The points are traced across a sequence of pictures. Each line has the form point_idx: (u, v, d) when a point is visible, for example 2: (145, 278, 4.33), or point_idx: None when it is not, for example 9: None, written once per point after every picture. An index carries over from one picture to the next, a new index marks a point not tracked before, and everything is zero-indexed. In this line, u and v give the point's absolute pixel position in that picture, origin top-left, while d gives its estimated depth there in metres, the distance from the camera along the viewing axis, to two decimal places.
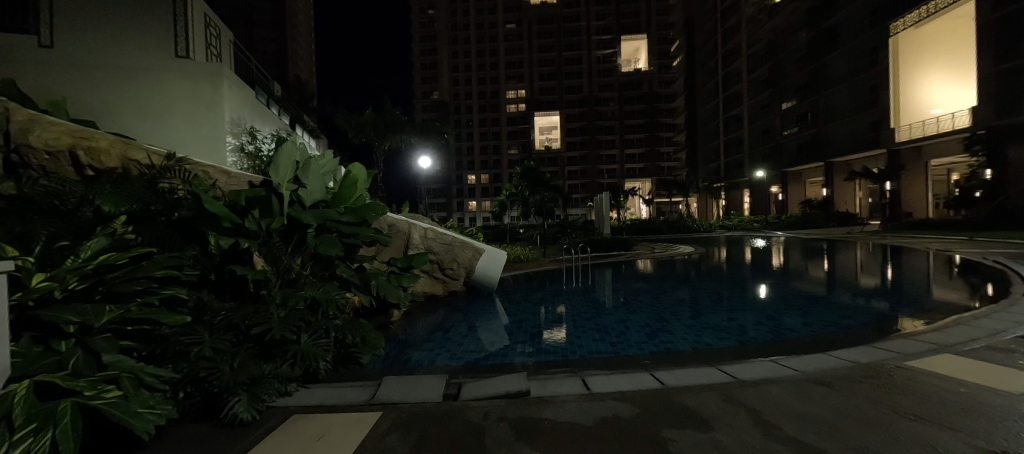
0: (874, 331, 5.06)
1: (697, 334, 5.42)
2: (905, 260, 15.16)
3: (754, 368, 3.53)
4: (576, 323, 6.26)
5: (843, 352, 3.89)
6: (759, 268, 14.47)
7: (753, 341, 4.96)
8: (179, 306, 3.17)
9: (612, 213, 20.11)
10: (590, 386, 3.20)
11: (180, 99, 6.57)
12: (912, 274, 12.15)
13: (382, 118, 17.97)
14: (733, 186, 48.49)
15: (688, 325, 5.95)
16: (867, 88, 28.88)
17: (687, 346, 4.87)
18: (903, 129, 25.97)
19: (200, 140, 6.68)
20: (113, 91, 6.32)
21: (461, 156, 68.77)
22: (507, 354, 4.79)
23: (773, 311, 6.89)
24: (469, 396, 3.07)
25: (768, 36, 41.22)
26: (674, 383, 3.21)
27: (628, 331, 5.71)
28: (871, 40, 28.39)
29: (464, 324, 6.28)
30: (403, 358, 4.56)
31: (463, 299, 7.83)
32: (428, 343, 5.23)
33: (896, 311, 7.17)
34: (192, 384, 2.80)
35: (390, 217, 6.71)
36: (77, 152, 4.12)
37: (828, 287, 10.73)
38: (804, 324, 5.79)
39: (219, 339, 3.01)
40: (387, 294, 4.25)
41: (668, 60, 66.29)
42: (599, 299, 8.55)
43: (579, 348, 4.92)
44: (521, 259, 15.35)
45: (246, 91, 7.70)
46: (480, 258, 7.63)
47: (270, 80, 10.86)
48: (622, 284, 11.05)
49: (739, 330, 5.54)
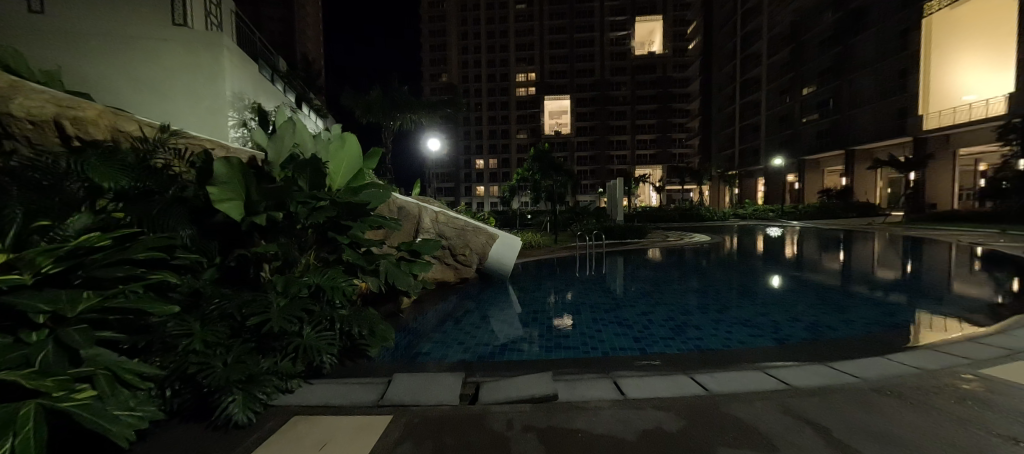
0: (924, 333, 4.62)
1: (728, 331, 5.02)
2: (926, 252, 14.65)
3: (807, 372, 3.14)
4: (595, 315, 5.87)
5: (899, 355, 3.53)
6: (771, 257, 14.07)
7: (794, 341, 4.55)
8: (170, 292, 2.84)
9: (624, 200, 19.62)
10: (624, 390, 2.84)
11: (178, 72, 6.15)
12: (933, 266, 11.71)
13: (391, 97, 17.50)
14: (747, 174, 47.32)
15: (715, 320, 5.53)
16: (896, 72, 27.63)
17: (720, 344, 4.47)
18: (933, 116, 24.85)
19: (199, 115, 6.29)
20: (110, 60, 5.96)
21: (470, 140, 67.99)
22: (525, 347, 4.48)
23: (806, 304, 6.45)
24: (489, 399, 2.74)
25: (791, 18, 39.47)
26: (721, 388, 2.85)
27: (651, 325, 5.32)
28: (903, 22, 26.96)
29: (477, 313, 5.96)
30: (415, 352, 4.23)
31: (475, 286, 7.47)
32: (440, 334, 4.92)
33: (929, 307, 6.77)
34: (181, 381, 2.45)
35: (399, 200, 6.27)
36: (63, 122, 3.76)
37: (847, 277, 10.35)
38: (843, 322, 5.37)
39: (213, 330, 2.65)
40: (394, 280, 3.91)
41: (684, 42, 64.22)
42: (612, 288, 8.23)
43: (601, 344, 4.52)
44: (530, 245, 14.99)
45: (248, 63, 7.25)
46: (493, 244, 7.16)
47: (275, 55, 10.42)
48: (635, 272, 10.79)
49: (775, 329, 5.09)
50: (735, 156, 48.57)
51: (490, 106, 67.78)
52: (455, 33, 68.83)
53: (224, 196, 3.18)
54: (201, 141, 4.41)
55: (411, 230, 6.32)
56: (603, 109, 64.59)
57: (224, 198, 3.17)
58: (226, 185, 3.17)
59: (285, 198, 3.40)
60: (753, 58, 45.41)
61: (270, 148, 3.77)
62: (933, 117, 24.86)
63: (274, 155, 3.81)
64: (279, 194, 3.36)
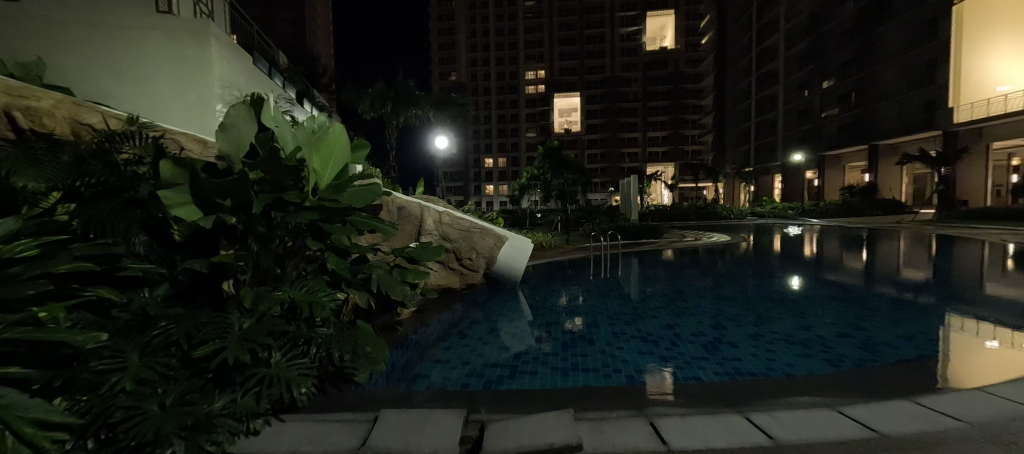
0: (999, 351, 3.98)
1: (770, 350, 4.38)
2: (955, 250, 13.83)
3: (892, 413, 2.53)
4: (614, 327, 5.28)
5: (999, 389, 2.88)
6: (790, 256, 13.37)
7: (851, 364, 3.90)
8: (113, 313, 2.33)
9: (638, 198, 18.89)
10: (667, 438, 2.27)
11: (164, 62, 5.67)
12: (966, 265, 10.96)
13: (396, 92, 16.97)
14: (763, 171, 45.98)
15: (753, 335, 4.87)
16: (925, 63, 26.32)
17: (767, 369, 3.82)
18: (964, 108, 23.65)
19: (187, 110, 5.80)
20: (89, 49, 5.47)
21: (479, 139, 67.73)
22: (538, 367, 3.91)
23: (850, 313, 5.80)
24: (496, 449, 2.17)
25: (810, 8, 37.96)
26: (789, 436, 2.26)
27: (679, 341, 4.70)
28: (931, 10, 25.66)
29: (484, 324, 5.42)
30: (412, 374, 3.71)
31: (482, 292, 6.96)
32: (443, 351, 4.39)
33: (978, 312, 6.12)
34: (107, 429, 1.93)
35: (399, 199, 5.74)
36: (14, 114, 3.24)
37: (877, 276, 9.68)
38: (897, 336, 4.72)
39: (156, 362, 2.12)
40: (388, 290, 3.38)
41: (696, 37, 62.76)
42: (628, 293, 7.66)
43: (625, 365, 3.93)
44: (541, 245, 14.44)
45: (241, 54, 6.78)
46: (502, 247, 6.56)
47: (275, 49, 10.07)
48: (650, 274, 10.20)
49: (824, 347, 4.44)
50: (750, 153, 47.28)
51: (499, 104, 67.28)
52: (464, 32, 68.40)
53: (179, 201, 2.70)
54: (173, 133, 3.89)
55: (412, 232, 5.78)
56: (614, 106, 63.60)
57: (180, 202, 2.72)
58: (179, 187, 2.72)
59: (246, 195, 2.90)
60: (769, 51, 44.01)
61: (224, 140, 3.05)
62: (964, 109, 23.66)
63: (229, 148, 3.10)
64: (238, 190, 2.83)
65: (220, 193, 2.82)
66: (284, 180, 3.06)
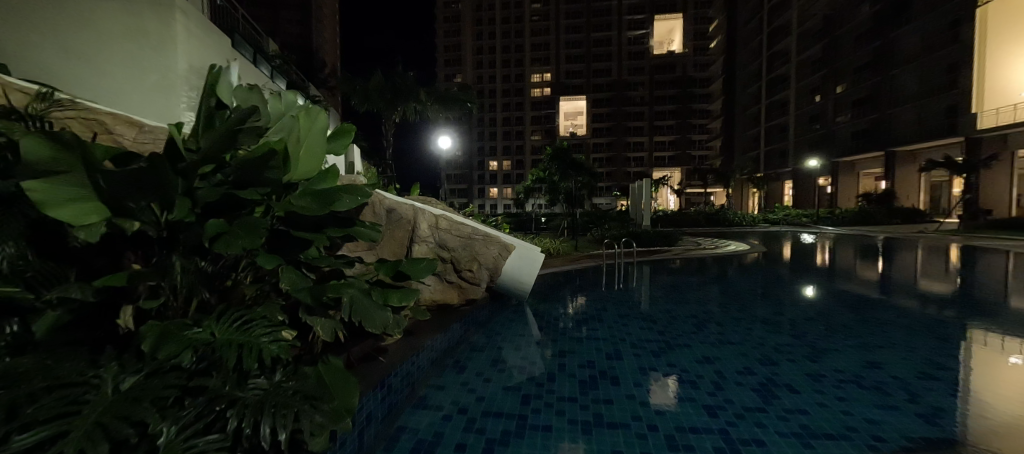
0: None
1: (842, 398, 3.49)
2: (981, 261, 12.92)
3: None
4: (640, 359, 4.43)
5: None
6: (801, 265, 12.61)
7: (961, 425, 2.98)
8: None
9: (650, 203, 17.87)
10: None
11: (119, 41, 4.91)
12: (997, 277, 10.12)
13: (396, 88, 16.24)
14: (773, 176, 44.97)
15: (812, 375, 3.98)
16: (945, 67, 25.33)
17: (846, 432, 2.94)
18: (988, 114, 22.69)
19: (146, 98, 5.06)
20: (28, 21, 4.66)
21: (484, 142, 67.08)
22: (551, 419, 3.06)
23: (916, 345, 4.87)
24: None
25: (824, 11, 37.05)
26: None
27: (723, 382, 3.83)
28: (953, 12, 24.62)
29: (487, 353, 4.57)
30: (394, 431, 2.92)
31: (485, 307, 6.15)
32: (434, 392, 3.55)
33: None
34: None
35: (389, 200, 4.97)
36: None
37: (909, 288, 8.81)
38: (994, 378, 3.79)
39: None
40: (363, 320, 2.50)
41: (705, 41, 61.63)
42: (644, 308, 6.86)
43: (663, 422, 3.05)
44: (548, 253, 13.53)
45: (212, 32, 6.02)
46: (508, 257, 5.65)
47: (264, 37, 9.41)
48: (664, 283, 9.45)
49: (908, 395, 3.53)
50: (760, 158, 46.33)
51: (505, 106, 66.70)
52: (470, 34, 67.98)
53: (62, 198, 1.76)
54: (97, 112, 3.10)
55: (403, 239, 4.98)
56: (620, 110, 62.90)
57: (63, 200, 1.76)
58: (65, 178, 1.76)
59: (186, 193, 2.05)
60: (782, 55, 42.93)
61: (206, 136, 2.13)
62: (989, 114, 22.68)
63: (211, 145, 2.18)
64: (162, 188, 1.93)
65: (127, 190, 1.87)
66: (249, 178, 2.26)
